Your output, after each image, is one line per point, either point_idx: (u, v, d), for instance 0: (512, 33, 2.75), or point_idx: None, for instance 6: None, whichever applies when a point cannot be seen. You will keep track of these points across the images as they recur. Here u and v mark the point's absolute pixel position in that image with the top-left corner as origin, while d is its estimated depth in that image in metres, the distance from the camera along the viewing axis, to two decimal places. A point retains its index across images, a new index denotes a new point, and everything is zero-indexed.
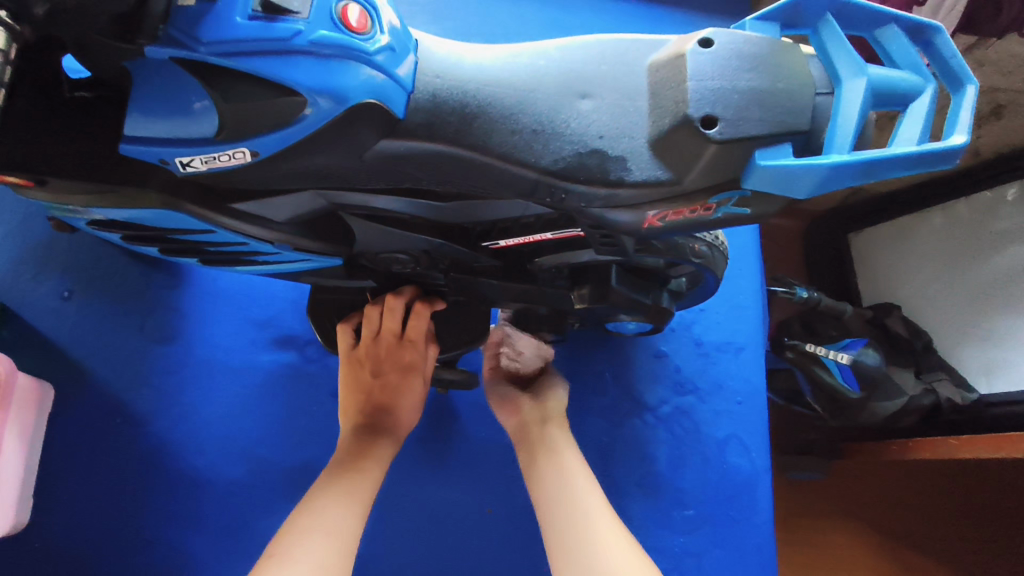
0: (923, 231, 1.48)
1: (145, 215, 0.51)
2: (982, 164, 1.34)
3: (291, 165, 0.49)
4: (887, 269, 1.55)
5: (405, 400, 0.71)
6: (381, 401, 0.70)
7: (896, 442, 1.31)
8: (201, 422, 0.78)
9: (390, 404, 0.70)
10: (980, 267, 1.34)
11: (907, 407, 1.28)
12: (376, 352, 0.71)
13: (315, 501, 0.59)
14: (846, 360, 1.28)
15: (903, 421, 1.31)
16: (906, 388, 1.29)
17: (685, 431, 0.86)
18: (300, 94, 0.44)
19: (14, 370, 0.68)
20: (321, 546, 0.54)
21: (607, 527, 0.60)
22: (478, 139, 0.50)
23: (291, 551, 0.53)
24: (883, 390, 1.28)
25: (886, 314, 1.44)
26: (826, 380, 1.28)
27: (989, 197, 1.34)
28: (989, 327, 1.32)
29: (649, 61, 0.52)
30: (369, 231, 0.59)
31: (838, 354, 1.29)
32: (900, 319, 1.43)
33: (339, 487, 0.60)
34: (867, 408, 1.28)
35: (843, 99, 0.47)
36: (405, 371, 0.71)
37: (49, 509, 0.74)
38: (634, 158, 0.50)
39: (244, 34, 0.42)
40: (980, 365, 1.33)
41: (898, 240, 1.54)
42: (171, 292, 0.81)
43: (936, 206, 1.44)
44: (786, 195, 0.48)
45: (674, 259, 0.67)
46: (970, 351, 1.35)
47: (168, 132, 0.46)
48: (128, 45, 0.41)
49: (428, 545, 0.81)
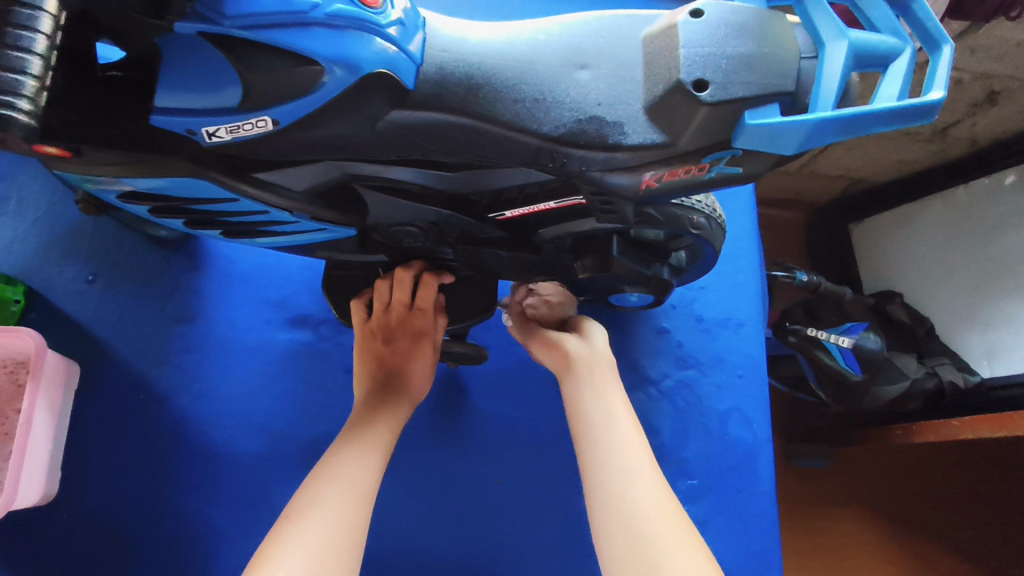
0: (923, 218, 1.50)
1: (174, 184, 0.55)
2: (982, 150, 1.35)
3: (309, 134, 0.52)
4: (889, 257, 1.58)
5: (416, 364, 0.76)
6: (392, 366, 0.75)
7: (901, 425, 1.32)
8: (220, 399, 0.81)
9: (401, 369, 0.75)
10: (980, 251, 1.36)
11: (910, 391, 1.31)
12: (387, 322, 0.75)
13: (332, 461, 0.62)
14: (847, 344, 1.30)
15: (908, 405, 1.32)
16: (908, 371, 1.31)
17: (688, 404, 0.88)
18: (317, 63, 0.48)
19: (45, 347, 0.72)
20: (336, 501, 0.57)
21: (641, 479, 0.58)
22: (483, 107, 0.53)
23: (310, 507, 0.56)
24: (888, 374, 1.30)
25: (888, 301, 1.46)
26: (829, 365, 1.30)
27: (987, 183, 1.36)
28: (990, 311, 1.33)
29: (644, 33, 0.55)
30: (381, 203, 0.62)
31: (839, 337, 1.30)
32: (902, 305, 1.46)
33: (354, 447, 0.63)
34: (869, 393, 1.31)
35: (825, 62, 0.50)
36: (416, 337, 0.76)
37: (76, 481, 0.77)
38: (631, 122, 0.53)
39: (265, 8, 0.45)
40: (982, 349, 1.34)
41: (900, 228, 1.56)
42: (191, 275, 0.85)
43: (936, 194, 1.47)
44: (773, 152, 0.51)
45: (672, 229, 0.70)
46: (971, 335, 1.37)
47: (194, 103, 0.49)
48: (159, 21, 0.45)
49: (438, 515, 0.84)
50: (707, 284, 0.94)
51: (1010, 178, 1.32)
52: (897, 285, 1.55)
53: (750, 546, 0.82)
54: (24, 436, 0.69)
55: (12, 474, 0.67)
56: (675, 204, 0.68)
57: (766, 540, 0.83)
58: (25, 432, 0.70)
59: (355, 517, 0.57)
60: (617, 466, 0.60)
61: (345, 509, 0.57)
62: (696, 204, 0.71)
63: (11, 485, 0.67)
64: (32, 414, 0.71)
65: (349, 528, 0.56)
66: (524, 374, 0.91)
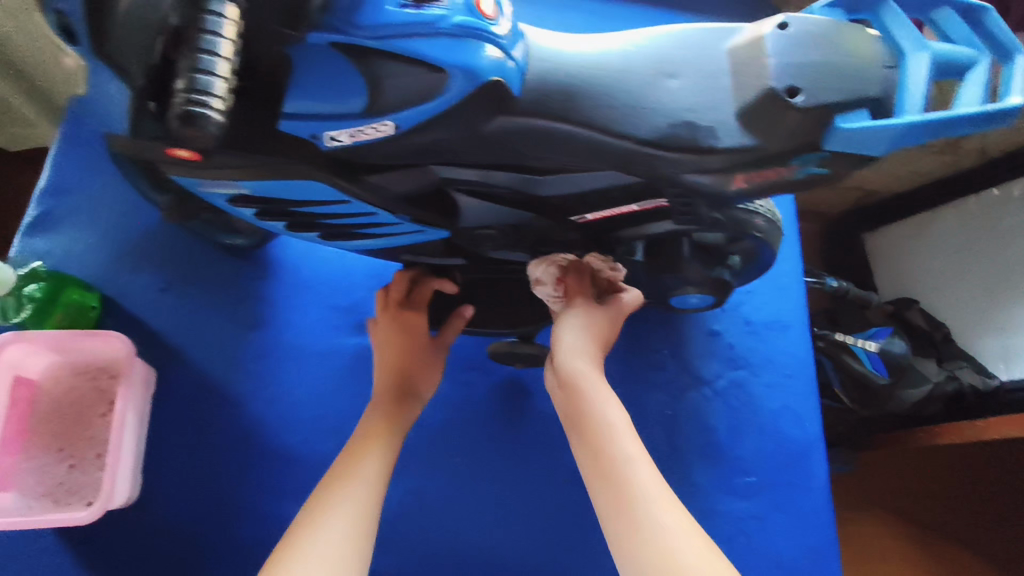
0: (935, 227, 1.54)
1: (286, 187, 0.58)
2: (991, 160, 1.41)
3: (421, 139, 0.55)
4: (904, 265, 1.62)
5: (417, 360, 0.77)
6: (396, 362, 0.76)
7: (923, 428, 1.34)
8: (294, 402, 0.83)
9: (405, 365, 0.76)
10: (995, 257, 1.39)
11: (930, 393, 1.31)
12: (388, 322, 0.78)
13: (344, 467, 0.66)
14: (874, 348, 1.36)
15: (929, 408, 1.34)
16: (930, 376, 1.32)
17: (742, 403, 0.91)
18: (444, 70, 0.50)
19: (134, 352, 0.77)
20: (346, 500, 0.62)
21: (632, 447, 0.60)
22: (582, 113, 0.56)
23: (330, 508, 0.61)
24: (912, 375, 1.32)
25: (906, 308, 1.45)
26: (857, 368, 1.33)
27: (997, 194, 1.41)
28: (1006, 316, 1.37)
29: (728, 45, 0.58)
30: (473, 206, 0.65)
31: (866, 343, 1.37)
32: (920, 312, 1.45)
33: (369, 448, 0.68)
34: (893, 396, 1.33)
35: (907, 71, 0.54)
36: (415, 336, 0.78)
37: (154, 484, 0.78)
38: (723, 127, 0.56)
39: (397, 19, 0.47)
40: (998, 352, 1.37)
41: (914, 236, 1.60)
42: (261, 282, 0.87)
43: (949, 204, 1.50)
44: (862, 153, 0.54)
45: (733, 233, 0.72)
46: (988, 339, 1.40)
47: (322, 109, 0.52)
48: (293, 31, 0.48)
49: (508, 515, 0.84)
50: (755, 288, 0.97)
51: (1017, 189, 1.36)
52: (913, 292, 1.59)
53: (809, 541, 0.85)
54: (118, 437, 0.73)
55: (111, 474, 0.71)
56: (739, 209, 0.70)
57: (824, 533, 0.86)
58: (119, 434, 0.73)
59: (363, 514, 0.62)
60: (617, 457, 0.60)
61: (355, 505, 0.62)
62: (755, 209, 0.73)
63: (110, 481, 0.71)
64: (126, 414, 0.74)
65: (359, 530, 0.60)
66: None
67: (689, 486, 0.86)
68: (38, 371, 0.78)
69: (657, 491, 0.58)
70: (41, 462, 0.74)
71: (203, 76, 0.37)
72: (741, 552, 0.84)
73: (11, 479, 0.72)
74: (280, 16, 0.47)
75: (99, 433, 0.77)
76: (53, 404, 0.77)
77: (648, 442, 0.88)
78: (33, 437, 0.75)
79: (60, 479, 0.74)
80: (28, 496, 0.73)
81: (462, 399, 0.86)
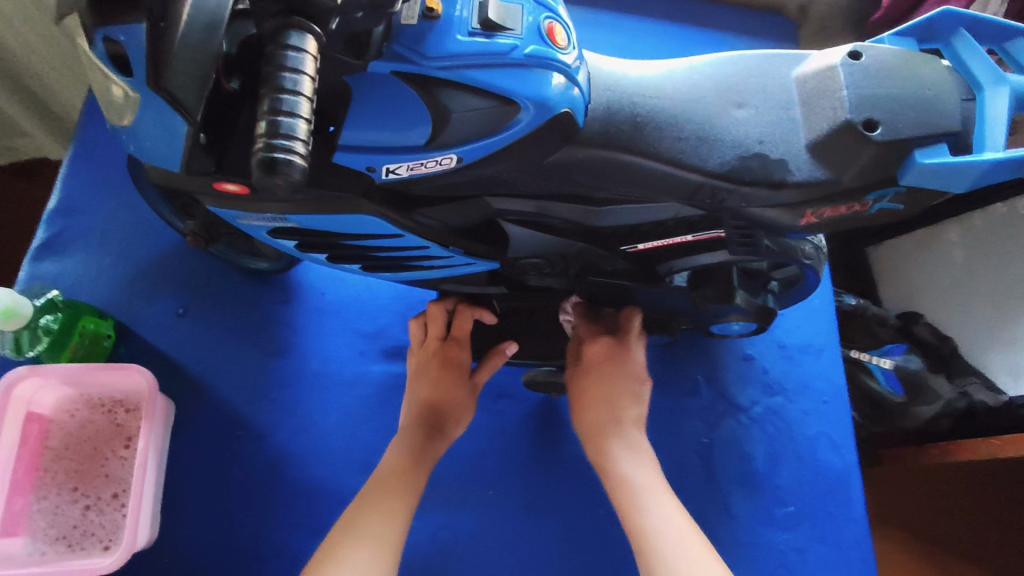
0: (947, 239, 1.24)
1: (338, 224, 0.56)
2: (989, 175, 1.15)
3: (483, 171, 0.52)
4: (909, 282, 1.30)
5: (455, 396, 0.74)
6: (432, 398, 0.73)
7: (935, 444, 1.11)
8: (320, 433, 0.79)
9: (440, 401, 0.73)
10: (1010, 271, 1.13)
11: (942, 412, 1.10)
12: (427, 352, 0.75)
13: (364, 504, 0.62)
14: (889, 365, 1.15)
15: (941, 425, 1.12)
16: (941, 391, 1.10)
17: (778, 430, 0.89)
18: (516, 103, 0.47)
19: (156, 386, 0.73)
20: (370, 535, 0.58)
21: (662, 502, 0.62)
22: (650, 144, 0.53)
23: (348, 546, 0.57)
24: (927, 393, 1.11)
25: (913, 321, 1.20)
26: (873, 388, 1.17)
27: (1004, 210, 1.15)
28: (1016, 331, 1.11)
29: (795, 73, 0.57)
30: (524, 237, 0.62)
31: (880, 358, 1.17)
32: (929, 327, 1.20)
33: (369, 512, 0.61)
34: (907, 414, 1.13)
35: (986, 105, 0.53)
36: (452, 371, 0.74)
37: (176, 523, 0.74)
38: (794, 160, 0.54)
39: (467, 49, 0.44)
40: (1005, 367, 1.12)
41: (926, 246, 1.27)
42: (283, 307, 0.84)
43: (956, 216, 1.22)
44: (943, 188, 0.53)
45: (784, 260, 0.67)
46: (997, 356, 1.14)
47: (383, 141, 0.49)
48: (357, 60, 0.44)
49: (544, 550, 0.79)
50: (787, 310, 0.95)
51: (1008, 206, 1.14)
52: None
53: (851, 573, 0.83)
54: (140, 477, 0.69)
55: (134, 515, 0.67)
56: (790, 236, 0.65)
57: (865, 566, 0.83)
58: (141, 473, 0.69)
59: (385, 549, 0.58)
60: (650, 528, 0.60)
61: (379, 543, 0.58)
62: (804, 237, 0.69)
63: (133, 526, 0.66)
64: (147, 453, 0.71)
65: (382, 565, 0.57)
66: None
67: (728, 517, 0.84)
68: (49, 407, 0.73)
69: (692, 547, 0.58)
70: (55, 503, 0.69)
71: (285, 118, 0.34)
72: None
73: (22, 523, 0.68)
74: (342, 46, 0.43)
75: (116, 470, 0.72)
76: (66, 441, 0.72)
77: (685, 472, 0.85)
78: (45, 476, 0.70)
79: (75, 521, 0.69)
80: (40, 541, 0.68)
81: (497, 428, 0.84)
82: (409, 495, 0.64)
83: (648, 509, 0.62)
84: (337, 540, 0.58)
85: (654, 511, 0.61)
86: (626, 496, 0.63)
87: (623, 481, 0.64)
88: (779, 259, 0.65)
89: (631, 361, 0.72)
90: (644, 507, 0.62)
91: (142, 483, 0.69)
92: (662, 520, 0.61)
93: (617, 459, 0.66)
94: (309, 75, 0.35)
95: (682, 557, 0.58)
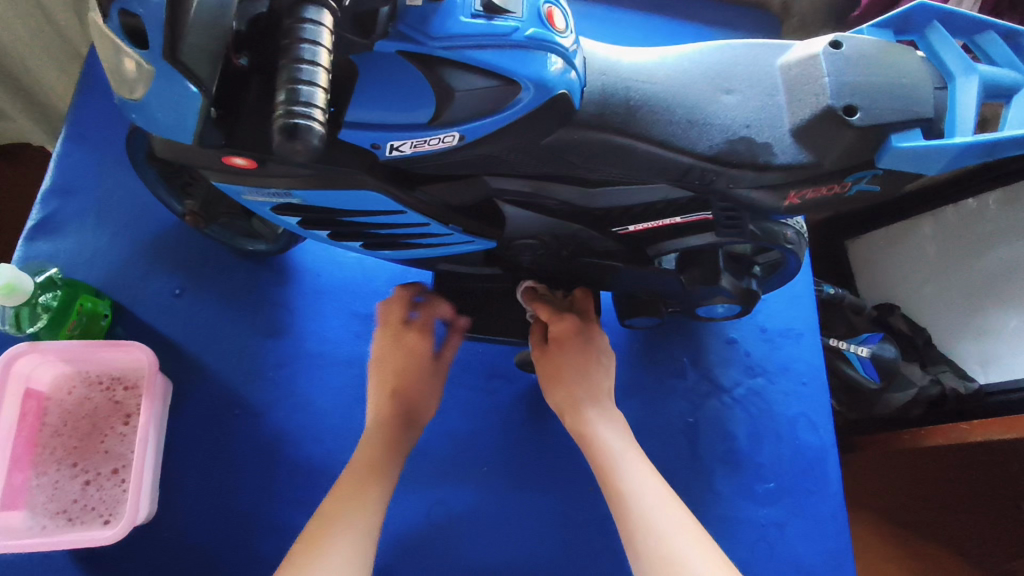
0: (919, 232, 1.28)
1: (341, 199, 0.58)
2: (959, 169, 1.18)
3: (483, 150, 0.54)
4: (884, 275, 1.34)
5: (423, 384, 0.72)
6: (402, 383, 0.71)
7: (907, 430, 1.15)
8: (316, 411, 0.81)
9: (410, 387, 0.71)
10: (976, 262, 1.17)
11: (916, 398, 1.14)
12: (392, 334, 0.74)
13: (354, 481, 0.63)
14: (866, 353, 1.18)
15: (913, 411, 1.16)
16: (915, 379, 1.15)
17: (759, 410, 0.92)
18: (517, 83, 0.49)
19: (157, 364, 0.74)
20: (356, 508, 0.61)
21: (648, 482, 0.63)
22: (642, 127, 0.56)
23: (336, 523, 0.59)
24: (900, 380, 1.15)
25: (889, 312, 1.25)
26: (850, 375, 1.19)
27: (973, 205, 1.18)
28: (984, 319, 1.16)
29: (780, 62, 0.60)
30: (519, 217, 0.64)
31: (857, 346, 1.19)
32: (904, 318, 1.25)
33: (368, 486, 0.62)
34: (880, 400, 1.17)
35: (957, 94, 0.56)
36: (416, 355, 0.73)
37: (174, 499, 0.75)
38: (778, 144, 0.57)
39: (468, 30, 0.46)
40: (974, 354, 1.17)
41: (900, 240, 1.31)
42: (280, 288, 0.85)
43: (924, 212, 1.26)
44: (916, 170, 0.56)
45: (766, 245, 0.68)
46: (966, 343, 1.19)
47: (387, 119, 0.51)
48: (363, 39, 0.45)
49: (536, 523, 0.81)
50: (769, 296, 0.98)
51: (975, 201, 1.18)
52: None
53: (828, 546, 0.87)
54: (142, 451, 0.70)
55: (135, 490, 0.69)
56: (774, 219, 0.66)
57: (841, 539, 0.87)
58: (143, 446, 0.70)
59: (370, 522, 0.60)
60: (631, 495, 0.62)
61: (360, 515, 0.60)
62: (785, 221, 0.70)
63: (134, 500, 0.68)
64: (148, 428, 0.72)
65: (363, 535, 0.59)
66: None
67: (711, 493, 0.87)
68: (47, 384, 0.74)
69: (676, 523, 0.59)
70: (54, 479, 0.70)
71: (304, 86, 0.36)
72: (763, 559, 0.85)
73: (22, 497, 0.69)
74: (349, 25, 0.45)
75: (115, 446, 0.73)
76: (64, 418, 0.73)
77: (671, 450, 0.89)
78: (45, 452, 0.71)
79: (74, 496, 0.70)
80: (40, 514, 0.69)
81: (488, 407, 0.86)
82: (389, 474, 0.66)
83: (627, 476, 0.63)
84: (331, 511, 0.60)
85: (634, 479, 0.63)
86: (606, 463, 0.65)
87: (604, 451, 0.67)
88: (763, 244, 0.66)
89: (595, 337, 0.75)
90: (622, 475, 0.64)
91: (143, 457, 0.71)
92: (642, 487, 0.62)
93: (599, 430, 0.68)
94: (320, 47, 0.37)
95: (659, 519, 0.59)
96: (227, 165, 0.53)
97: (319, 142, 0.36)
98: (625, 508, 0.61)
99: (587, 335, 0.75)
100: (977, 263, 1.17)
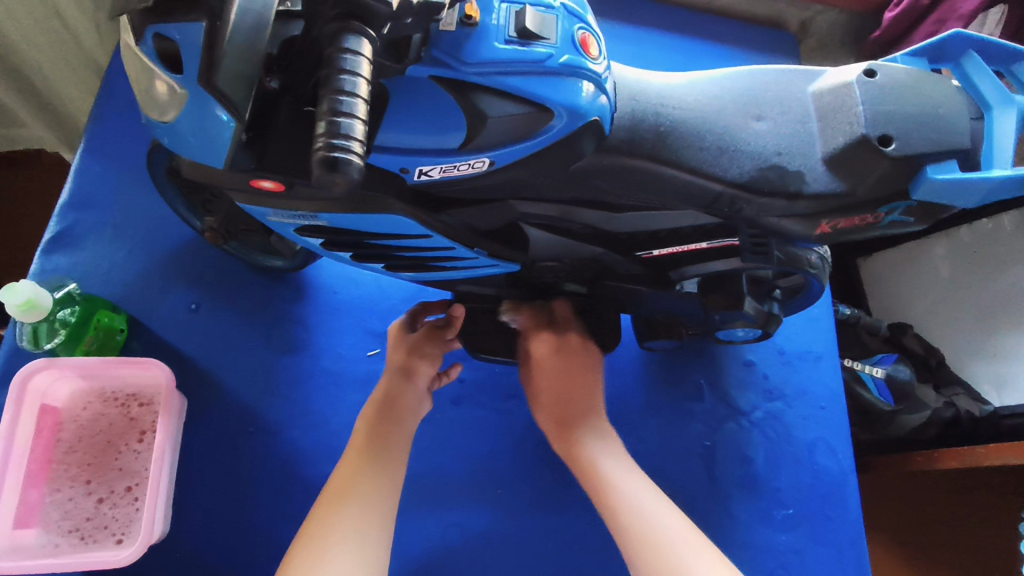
0: (934, 253, 1.26)
1: (364, 222, 0.57)
2: None
3: (511, 174, 0.54)
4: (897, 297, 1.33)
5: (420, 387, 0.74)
6: (413, 379, 0.73)
7: (920, 452, 1.13)
8: (331, 430, 0.80)
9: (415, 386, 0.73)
10: (991, 283, 1.16)
11: (930, 420, 1.12)
12: (426, 334, 0.77)
13: (360, 490, 0.61)
14: (881, 374, 1.16)
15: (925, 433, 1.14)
16: (929, 400, 1.13)
17: (778, 435, 0.91)
18: (549, 110, 0.48)
19: (175, 382, 0.74)
20: (366, 506, 0.60)
21: (633, 484, 0.66)
22: (673, 153, 0.55)
23: (348, 498, 0.60)
24: (914, 402, 1.14)
25: (902, 331, 1.23)
26: (866, 398, 1.15)
27: (989, 226, 1.17)
28: (998, 341, 1.14)
29: (812, 89, 0.59)
30: (543, 240, 0.64)
31: (872, 367, 1.17)
32: (917, 337, 1.23)
33: (374, 512, 0.61)
34: (894, 422, 1.15)
35: (996, 126, 0.56)
36: (431, 355, 0.76)
37: (188, 518, 0.74)
38: (811, 172, 0.56)
39: (503, 56, 0.45)
40: (989, 376, 1.15)
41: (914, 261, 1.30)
42: (296, 305, 0.85)
43: (940, 232, 1.25)
44: (950, 202, 0.56)
45: (788, 269, 0.67)
46: (981, 366, 1.17)
47: (416, 143, 0.50)
48: (396, 63, 0.45)
49: (551, 548, 0.80)
50: (787, 318, 0.97)
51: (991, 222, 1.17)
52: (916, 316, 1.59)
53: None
54: (159, 469, 0.69)
55: (152, 509, 0.68)
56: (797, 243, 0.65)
57: (861, 568, 0.86)
58: (159, 464, 0.70)
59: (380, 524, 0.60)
60: (627, 504, 0.64)
61: (371, 498, 0.61)
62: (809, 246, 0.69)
63: (150, 521, 0.67)
64: (165, 446, 0.71)
65: (374, 511, 0.61)
66: (625, 404, 0.90)
67: (729, 519, 0.86)
68: (63, 400, 0.73)
69: (679, 529, 0.61)
70: (68, 496, 0.70)
71: (344, 118, 0.35)
72: None
73: (36, 514, 0.68)
74: (383, 49, 0.44)
75: (129, 464, 0.72)
76: (79, 434, 0.72)
77: (688, 473, 0.88)
78: (59, 468, 0.70)
79: (88, 514, 0.69)
80: (53, 533, 0.68)
81: (505, 428, 0.85)
82: (388, 507, 0.62)
83: (614, 476, 0.66)
84: (340, 491, 0.61)
85: (629, 490, 0.65)
86: (598, 480, 0.67)
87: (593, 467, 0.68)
88: (786, 268, 0.65)
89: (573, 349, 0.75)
90: (616, 485, 0.66)
91: (159, 476, 0.70)
92: (642, 502, 0.64)
93: (591, 449, 0.69)
94: (355, 77, 0.36)
95: (673, 543, 0.60)
96: (256, 188, 0.53)
97: (353, 178, 0.36)
98: (617, 516, 0.64)
99: (566, 350, 0.75)
100: (990, 283, 1.16)
